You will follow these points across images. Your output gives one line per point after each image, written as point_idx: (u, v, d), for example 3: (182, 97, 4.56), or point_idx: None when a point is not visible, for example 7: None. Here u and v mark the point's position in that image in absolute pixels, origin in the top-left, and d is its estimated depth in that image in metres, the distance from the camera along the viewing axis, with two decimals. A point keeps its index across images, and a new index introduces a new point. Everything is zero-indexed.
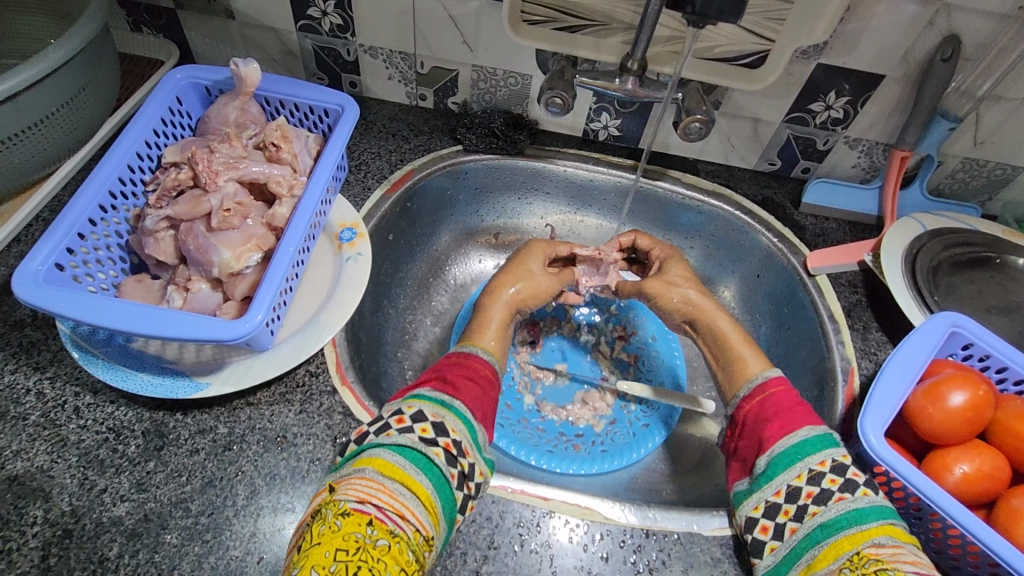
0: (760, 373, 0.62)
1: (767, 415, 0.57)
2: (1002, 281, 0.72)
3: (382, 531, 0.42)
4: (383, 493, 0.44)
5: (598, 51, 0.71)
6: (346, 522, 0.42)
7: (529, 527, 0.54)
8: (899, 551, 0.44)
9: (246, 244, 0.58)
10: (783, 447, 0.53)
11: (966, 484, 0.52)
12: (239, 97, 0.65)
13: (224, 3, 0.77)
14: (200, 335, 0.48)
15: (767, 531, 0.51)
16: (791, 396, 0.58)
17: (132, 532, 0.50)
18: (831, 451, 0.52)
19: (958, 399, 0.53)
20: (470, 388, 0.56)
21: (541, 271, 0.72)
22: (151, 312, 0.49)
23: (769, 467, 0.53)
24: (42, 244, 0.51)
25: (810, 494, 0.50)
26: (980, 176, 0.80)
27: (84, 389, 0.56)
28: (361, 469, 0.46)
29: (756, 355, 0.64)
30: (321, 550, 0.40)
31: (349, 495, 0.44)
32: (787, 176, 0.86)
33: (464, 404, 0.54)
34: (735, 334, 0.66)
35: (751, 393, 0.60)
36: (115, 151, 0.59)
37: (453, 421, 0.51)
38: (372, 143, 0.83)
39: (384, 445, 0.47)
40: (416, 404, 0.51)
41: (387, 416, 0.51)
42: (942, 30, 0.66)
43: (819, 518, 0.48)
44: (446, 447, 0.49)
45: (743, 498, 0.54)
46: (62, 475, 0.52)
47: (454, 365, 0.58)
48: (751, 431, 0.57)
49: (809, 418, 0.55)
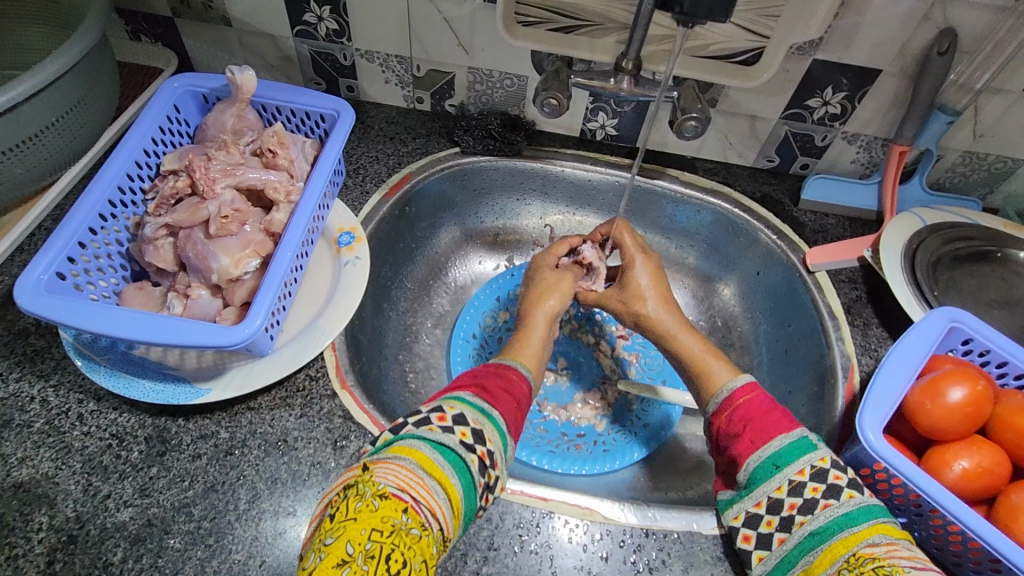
0: (724, 386, 0.58)
1: (736, 429, 0.55)
2: (1004, 275, 0.72)
3: (415, 521, 0.41)
4: (420, 485, 0.43)
5: (592, 51, 0.71)
6: (384, 504, 0.40)
7: (529, 528, 0.55)
8: (894, 548, 0.43)
9: (244, 250, 0.59)
10: (756, 461, 0.52)
11: (966, 480, 0.52)
12: (235, 105, 0.66)
13: (221, 10, 0.77)
14: (189, 340, 0.49)
15: (750, 540, 0.51)
16: (758, 403, 0.55)
17: (136, 537, 0.50)
18: (809, 457, 0.50)
19: (957, 395, 0.53)
20: (509, 401, 0.54)
21: (558, 277, 0.70)
22: (131, 316, 0.49)
23: (749, 481, 0.52)
24: (43, 253, 0.52)
25: (793, 505, 0.49)
26: (981, 169, 0.80)
27: (87, 396, 0.57)
28: (401, 457, 0.44)
29: (721, 367, 0.61)
30: (356, 526, 0.39)
31: (389, 479, 0.42)
32: (786, 172, 0.86)
33: (503, 414, 0.52)
34: (702, 351, 0.63)
35: (719, 408, 0.58)
36: (114, 160, 0.60)
37: (491, 431, 0.50)
38: (370, 147, 0.83)
39: (425, 439, 0.46)
40: (458, 406, 0.50)
41: (427, 411, 0.49)
42: (939, 24, 0.65)
43: (808, 527, 0.48)
44: (481, 455, 0.48)
45: (725, 508, 0.54)
46: (67, 482, 0.52)
47: (494, 373, 0.56)
48: (725, 447, 0.56)
49: (781, 425, 0.53)
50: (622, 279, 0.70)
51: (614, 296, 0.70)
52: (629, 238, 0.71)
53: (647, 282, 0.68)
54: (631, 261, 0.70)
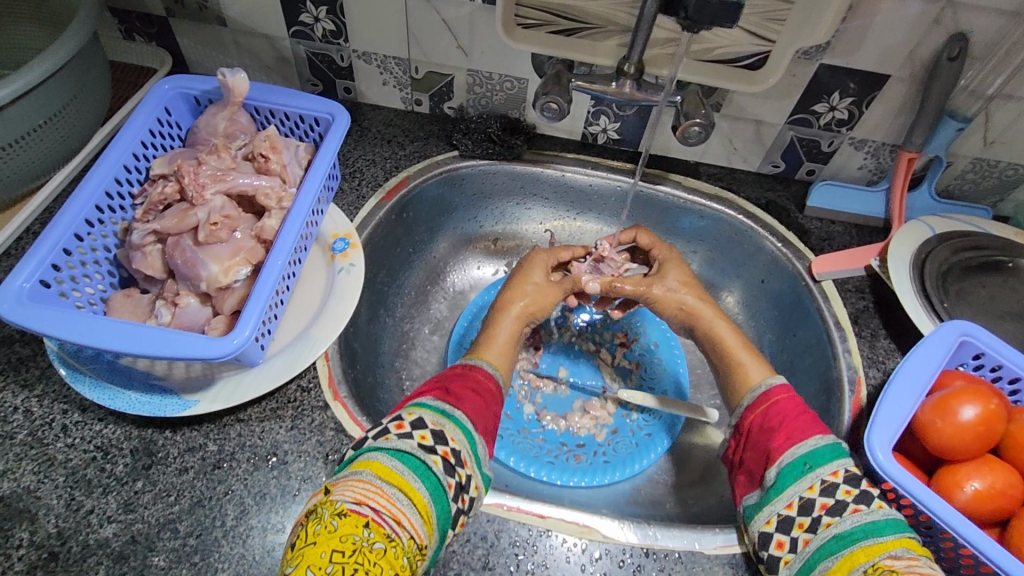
0: (762, 381, 0.58)
1: (773, 425, 0.54)
2: (1015, 285, 0.70)
3: (379, 534, 0.39)
4: (379, 496, 0.41)
5: (593, 55, 0.69)
6: (343, 523, 0.39)
7: (525, 547, 0.53)
8: (915, 563, 0.41)
9: (235, 257, 0.58)
10: (791, 457, 0.50)
11: (978, 501, 0.50)
12: (228, 107, 0.64)
13: (216, 10, 0.76)
14: (162, 352, 0.47)
15: (782, 546, 0.48)
16: (795, 404, 0.55)
17: (118, 555, 0.49)
18: (844, 461, 0.49)
19: (969, 413, 0.51)
20: (474, 400, 0.52)
21: (546, 285, 0.68)
22: (98, 323, 0.48)
23: (780, 478, 0.50)
24: (26, 261, 0.50)
25: (824, 505, 0.47)
26: (992, 177, 0.78)
27: (71, 407, 0.56)
28: (358, 472, 0.43)
29: (756, 362, 0.61)
30: (316, 550, 0.38)
31: (346, 496, 0.41)
32: (791, 178, 0.84)
33: (466, 414, 0.50)
34: (738, 342, 0.63)
35: (755, 402, 0.57)
36: (102, 164, 0.58)
37: (453, 430, 0.48)
38: (367, 150, 0.82)
39: (381, 449, 0.45)
40: (416, 411, 0.48)
41: (386, 421, 0.48)
42: (949, 28, 0.64)
43: (833, 530, 0.46)
44: (444, 455, 0.46)
45: (754, 513, 0.51)
46: (49, 496, 0.51)
47: (458, 376, 0.55)
48: (756, 442, 0.54)
49: (816, 427, 0.53)
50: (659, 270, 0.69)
51: (656, 285, 0.67)
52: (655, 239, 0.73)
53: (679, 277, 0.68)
54: (664, 260, 0.70)
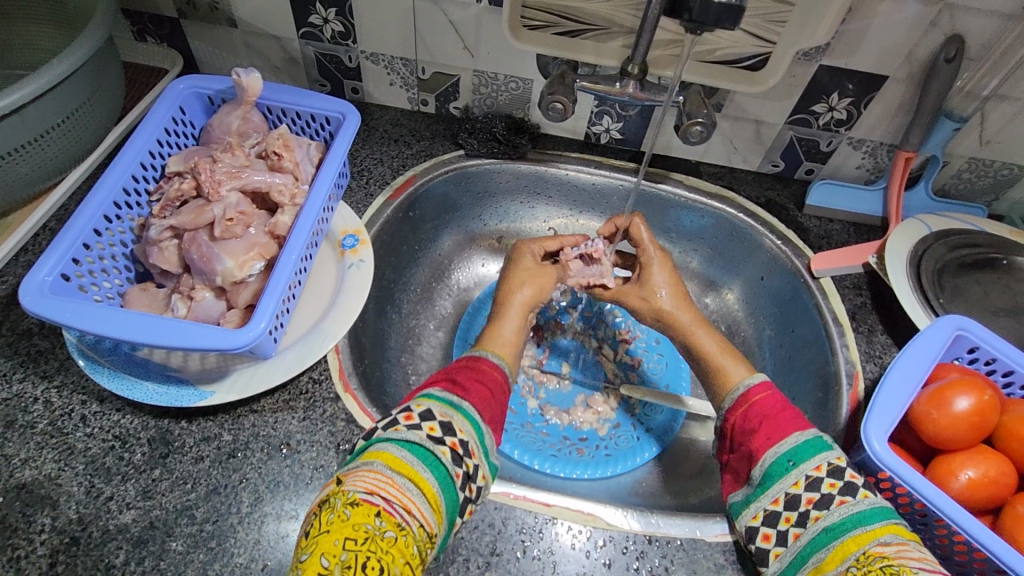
0: (741, 382, 0.59)
1: (753, 425, 0.55)
2: (1009, 282, 0.71)
3: (390, 524, 0.40)
4: (390, 487, 0.42)
5: (598, 56, 0.71)
6: (355, 512, 0.40)
7: (531, 534, 0.54)
8: (904, 548, 0.43)
9: (249, 252, 0.59)
10: (774, 456, 0.51)
11: (972, 490, 0.52)
12: (241, 107, 0.66)
13: (227, 12, 0.77)
14: (185, 343, 0.48)
15: (769, 539, 0.50)
16: (775, 401, 0.55)
17: (137, 540, 0.50)
18: (825, 455, 0.50)
19: (964, 404, 0.52)
20: (480, 391, 0.53)
21: (537, 270, 0.69)
22: (117, 314, 0.49)
23: (765, 478, 0.51)
24: (49, 254, 0.52)
25: (810, 500, 0.49)
26: (987, 176, 0.80)
27: (90, 397, 0.57)
28: (370, 462, 0.44)
29: (736, 364, 0.61)
30: (330, 538, 0.39)
31: (357, 486, 0.42)
32: (790, 177, 0.86)
33: (474, 405, 0.51)
34: (719, 348, 0.63)
35: (735, 403, 0.58)
36: (119, 162, 0.60)
37: (461, 422, 0.49)
38: (374, 149, 0.83)
39: (391, 440, 0.46)
40: (425, 402, 0.50)
41: (396, 412, 0.49)
42: (946, 30, 0.65)
43: (823, 523, 0.47)
44: (452, 446, 0.47)
45: (741, 508, 0.53)
46: (69, 484, 0.52)
47: (464, 367, 0.56)
48: (739, 444, 0.55)
49: (796, 423, 0.53)
50: (640, 276, 0.70)
51: (633, 293, 0.69)
52: (646, 234, 0.71)
53: (662, 282, 0.68)
54: (648, 260, 0.70)
